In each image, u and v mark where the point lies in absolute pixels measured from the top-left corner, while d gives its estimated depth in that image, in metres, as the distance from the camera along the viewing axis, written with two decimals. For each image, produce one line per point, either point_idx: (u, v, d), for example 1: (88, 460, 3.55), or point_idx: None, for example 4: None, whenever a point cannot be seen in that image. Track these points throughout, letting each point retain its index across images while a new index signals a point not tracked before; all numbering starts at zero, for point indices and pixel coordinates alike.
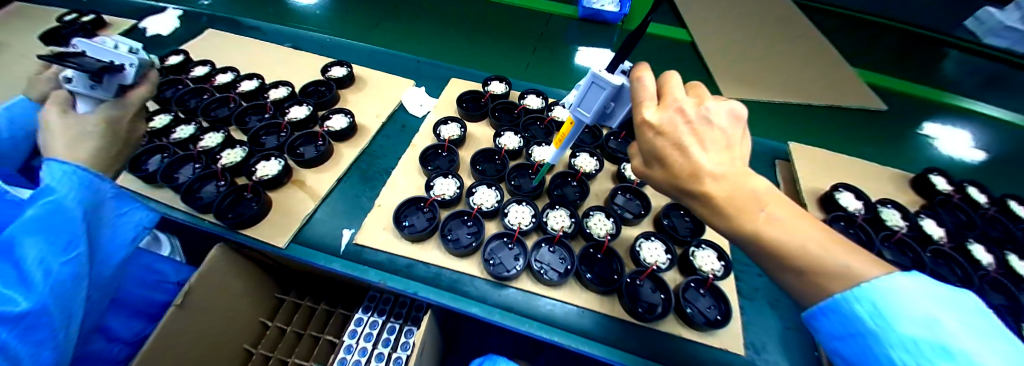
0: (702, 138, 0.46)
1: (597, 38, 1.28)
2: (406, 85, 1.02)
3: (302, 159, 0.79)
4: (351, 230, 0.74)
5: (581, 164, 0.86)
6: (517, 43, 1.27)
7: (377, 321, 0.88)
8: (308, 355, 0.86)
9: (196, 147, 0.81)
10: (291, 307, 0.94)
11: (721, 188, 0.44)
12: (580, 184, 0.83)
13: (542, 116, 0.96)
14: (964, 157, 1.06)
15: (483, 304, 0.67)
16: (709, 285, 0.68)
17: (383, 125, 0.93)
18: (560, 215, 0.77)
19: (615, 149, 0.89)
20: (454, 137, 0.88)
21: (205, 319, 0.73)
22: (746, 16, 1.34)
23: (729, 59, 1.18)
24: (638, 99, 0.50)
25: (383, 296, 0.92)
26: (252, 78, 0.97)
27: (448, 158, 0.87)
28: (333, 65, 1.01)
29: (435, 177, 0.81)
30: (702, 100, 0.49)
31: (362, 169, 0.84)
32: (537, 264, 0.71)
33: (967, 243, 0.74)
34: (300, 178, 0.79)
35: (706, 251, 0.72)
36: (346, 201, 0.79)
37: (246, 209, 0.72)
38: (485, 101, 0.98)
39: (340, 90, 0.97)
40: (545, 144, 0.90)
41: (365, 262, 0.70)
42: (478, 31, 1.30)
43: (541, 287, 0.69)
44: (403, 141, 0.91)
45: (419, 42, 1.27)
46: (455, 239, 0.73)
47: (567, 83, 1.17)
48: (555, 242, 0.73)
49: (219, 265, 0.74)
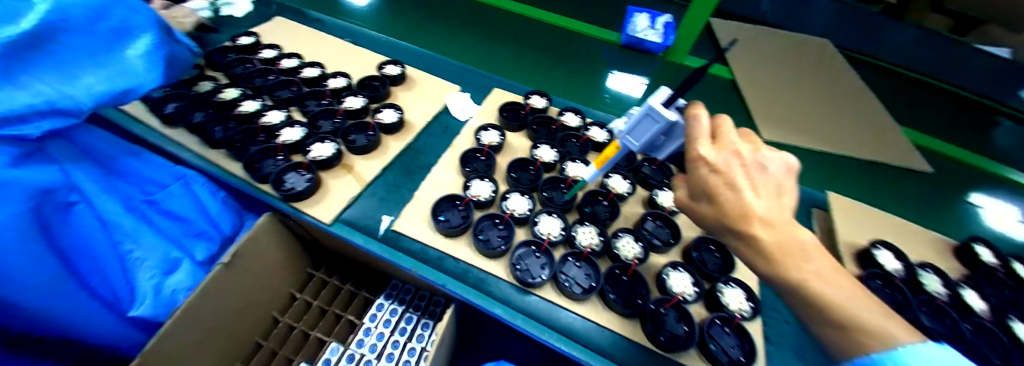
0: (755, 183, 0.47)
1: (636, 67, 1.30)
2: (452, 90, 1.06)
3: (354, 145, 0.84)
4: (390, 217, 0.77)
5: (614, 185, 0.87)
6: (556, 60, 1.31)
7: (396, 309, 0.90)
8: (328, 331, 0.89)
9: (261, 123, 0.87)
10: (319, 283, 0.97)
11: (772, 235, 0.45)
12: (611, 205, 0.84)
13: (579, 135, 0.98)
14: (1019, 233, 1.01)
15: (507, 307, 0.68)
16: (735, 324, 0.67)
17: (429, 123, 0.98)
18: (589, 232, 0.79)
19: (648, 175, 0.90)
20: (494, 143, 0.91)
21: (247, 280, 0.76)
22: (791, 61, 1.34)
23: (772, 102, 1.19)
24: (694, 136, 0.51)
25: (404, 287, 0.95)
26: (314, 66, 1.04)
27: (486, 162, 0.89)
28: (388, 64, 1.07)
29: (472, 178, 0.83)
30: (758, 146, 0.50)
31: (404, 162, 0.88)
32: (563, 277, 0.72)
33: (1009, 320, 0.72)
34: (349, 163, 0.83)
35: (735, 289, 0.72)
36: (387, 190, 0.82)
37: (298, 183, 0.77)
38: (525, 113, 1.02)
39: (391, 87, 1.03)
40: (580, 161, 0.92)
41: (402, 250, 0.73)
42: (519, 45, 1.35)
43: (564, 300, 0.70)
44: (444, 141, 0.95)
45: (463, 48, 1.33)
46: (485, 239, 0.75)
47: (599, 104, 1.19)
48: (583, 257, 0.74)
49: (263, 233, 0.77)
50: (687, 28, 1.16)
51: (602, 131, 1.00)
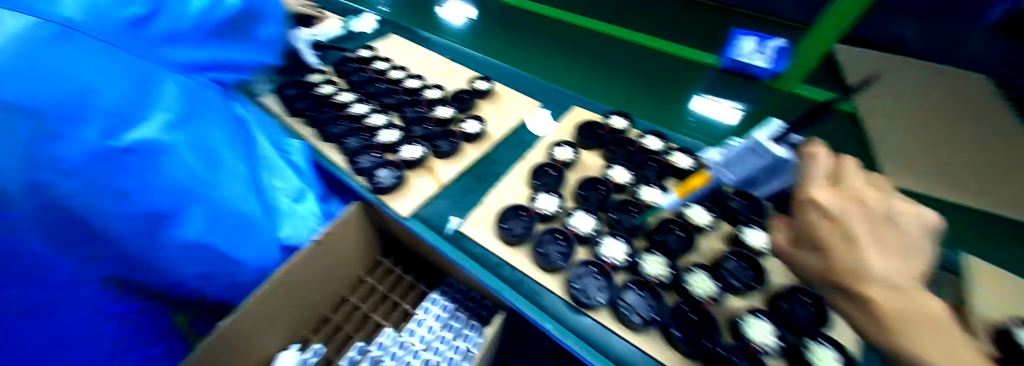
0: (883, 238, 0.41)
1: (733, 91, 1.17)
2: (534, 106, 1.10)
3: (439, 150, 0.92)
4: (459, 218, 0.83)
5: (694, 216, 0.80)
6: (640, 78, 1.25)
7: (449, 306, 0.95)
8: (386, 315, 0.98)
9: (365, 124, 1.01)
10: (386, 270, 1.08)
11: (893, 299, 0.38)
12: (687, 236, 0.78)
13: (658, 158, 0.93)
14: None
15: (559, 324, 0.68)
16: None
17: (507, 135, 1.03)
18: (656, 261, 0.74)
19: (737, 210, 0.80)
20: (566, 160, 0.92)
21: (331, 259, 0.88)
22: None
23: None
24: (812, 174, 0.47)
25: (459, 286, 0.99)
26: (417, 78, 1.17)
27: (557, 177, 0.90)
28: (479, 79, 1.15)
29: (540, 191, 0.85)
30: (887, 194, 0.44)
31: (480, 170, 0.94)
32: (622, 304, 0.69)
33: None
34: (431, 165, 0.91)
35: (828, 349, 0.61)
36: (460, 194, 0.88)
37: (386, 178, 0.86)
38: (603, 133, 1.00)
39: (478, 100, 1.11)
40: (656, 186, 0.87)
41: (466, 252, 0.78)
42: (598, 60, 1.28)
43: (621, 328, 0.67)
44: (520, 154, 0.99)
45: (549, 62, 1.37)
46: (545, 253, 0.75)
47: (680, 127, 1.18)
48: (646, 287, 0.71)
49: (351, 220, 0.89)
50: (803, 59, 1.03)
51: (686, 156, 0.93)
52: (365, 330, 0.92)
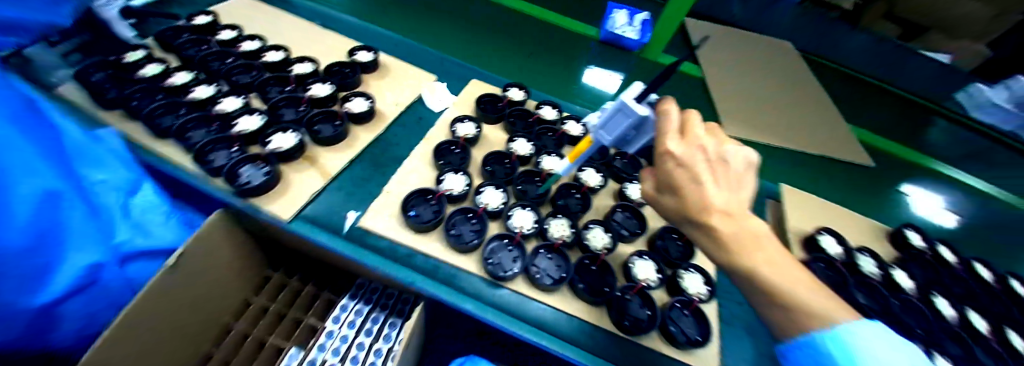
0: (717, 177, 0.49)
1: (614, 62, 1.32)
2: (427, 80, 1.05)
3: (318, 136, 0.82)
4: (357, 212, 0.77)
5: (587, 178, 0.89)
6: (539, 51, 1.32)
7: (362, 310, 0.89)
8: (287, 336, 0.87)
9: (215, 110, 0.83)
10: (277, 285, 0.95)
11: (728, 225, 0.48)
12: (583, 197, 0.86)
13: (554, 128, 0.99)
14: (942, 224, 1.11)
15: (477, 301, 0.69)
16: (693, 307, 0.71)
17: (400, 113, 0.96)
18: (560, 224, 0.80)
19: (620, 169, 0.92)
20: (469, 136, 0.90)
21: (198, 288, 0.73)
22: (760, 61, 1.40)
23: (735, 98, 1.25)
24: (666, 131, 0.53)
25: (370, 285, 0.94)
26: (279, 50, 0.99)
27: (461, 155, 0.89)
28: (360, 50, 1.04)
29: (446, 172, 0.83)
30: (722, 142, 0.52)
31: (374, 155, 0.87)
32: (534, 268, 0.73)
33: (934, 297, 0.80)
34: (313, 155, 0.81)
35: (694, 274, 0.76)
36: (353, 185, 0.81)
37: (254, 176, 0.74)
38: (503, 105, 1.01)
39: (363, 74, 1.00)
40: (554, 155, 0.93)
41: (369, 247, 0.72)
42: (500, 37, 1.34)
43: (534, 291, 0.71)
44: (418, 133, 0.94)
45: (443, 36, 1.30)
46: (457, 234, 0.75)
47: (574, 97, 1.21)
48: (554, 249, 0.76)
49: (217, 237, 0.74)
50: (662, 28, 1.18)
51: (577, 124, 1.01)
52: (263, 355, 0.81)
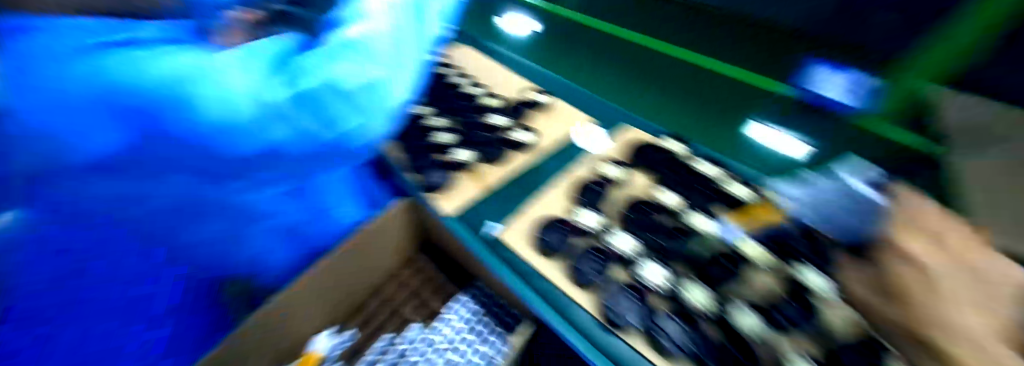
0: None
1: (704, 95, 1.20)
2: (587, 121, 1.12)
3: (489, 157, 0.99)
4: (501, 226, 0.89)
5: (744, 248, 0.77)
6: (655, 80, 1.26)
7: (474, 317, 1.04)
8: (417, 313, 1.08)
9: (421, 124, 1.11)
10: (419, 268, 1.15)
11: None
12: (731, 268, 0.75)
13: (709, 185, 0.91)
14: (794, 154, 1.01)
15: (588, 342, 0.72)
16: (800, 298, 0.68)
17: (557, 147, 1.06)
18: (749, 244, 0.77)
19: (802, 245, 0.75)
20: (615, 179, 0.93)
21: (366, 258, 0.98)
22: (682, 83, 1.23)
23: (688, 121, 1.14)
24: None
25: (494, 297, 1.08)
26: (473, 84, 1.25)
27: (602, 195, 0.92)
28: (535, 90, 1.21)
29: (583, 207, 0.89)
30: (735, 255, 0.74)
31: (527, 180, 0.99)
32: (657, 329, 0.69)
33: (799, 271, 0.71)
34: (477, 171, 0.99)
35: (816, 274, 0.71)
36: (505, 202, 0.94)
37: (438, 180, 0.95)
38: (654, 154, 0.99)
39: (531, 110, 1.16)
40: (705, 213, 0.86)
41: (509, 264, 0.84)
42: (601, 61, 1.35)
43: (655, 355, 0.67)
44: (567, 167, 1.02)
45: (571, 75, 1.31)
46: (584, 271, 0.78)
47: (660, 120, 1.15)
48: (685, 317, 0.70)
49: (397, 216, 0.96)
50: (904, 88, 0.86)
51: (741, 186, 0.90)
52: (394, 323, 1.06)
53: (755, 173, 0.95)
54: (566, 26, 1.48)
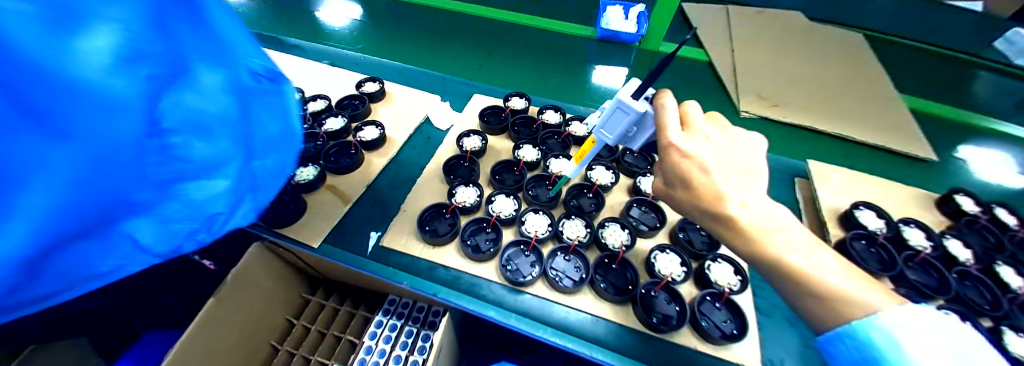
0: (724, 161, 0.50)
1: (529, 47, 1.28)
2: (434, 101, 1.09)
3: (336, 165, 0.89)
4: (378, 233, 0.81)
5: (598, 177, 0.89)
6: (482, 43, 1.31)
7: (396, 324, 0.90)
8: (329, 354, 0.89)
9: None
10: (315, 307, 0.98)
11: (744, 212, 0.48)
12: (596, 196, 0.86)
13: (559, 131, 0.99)
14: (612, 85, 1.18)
15: (500, 308, 0.70)
16: (648, 202, 0.83)
17: (411, 136, 1.01)
18: (601, 171, 0.90)
19: (630, 164, 0.92)
20: (476, 149, 0.93)
21: (239, 315, 0.79)
22: (507, 41, 1.31)
23: (521, 75, 1.23)
24: (662, 124, 0.53)
25: (403, 300, 0.95)
26: None
27: (470, 168, 0.92)
28: (368, 81, 1.11)
29: (457, 185, 0.86)
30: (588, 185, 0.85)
31: (390, 177, 0.92)
32: (553, 271, 0.73)
33: (637, 181, 0.87)
34: (332, 184, 0.88)
35: (648, 178, 0.88)
36: (375, 207, 0.86)
37: None
38: (506, 115, 1.03)
39: (371, 104, 1.07)
40: (563, 157, 0.94)
41: (391, 264, 0.76)
42: (427, 38, 1.34)
43: (556, 294, 0.72)
44: (428, 152, 0.99)
45: (401, 58, 1.28)
46: (474, 245, 0.77)
47: (495, 80, 1.21)
48: (571, 250, 0.76)
49: (255, 260, 0.81)
50: (660, 14, 1.04)
51: (582, 124, 1.00)
52: None
53: (585, 109, 1.09)
54: (398, 7, 1.43)
